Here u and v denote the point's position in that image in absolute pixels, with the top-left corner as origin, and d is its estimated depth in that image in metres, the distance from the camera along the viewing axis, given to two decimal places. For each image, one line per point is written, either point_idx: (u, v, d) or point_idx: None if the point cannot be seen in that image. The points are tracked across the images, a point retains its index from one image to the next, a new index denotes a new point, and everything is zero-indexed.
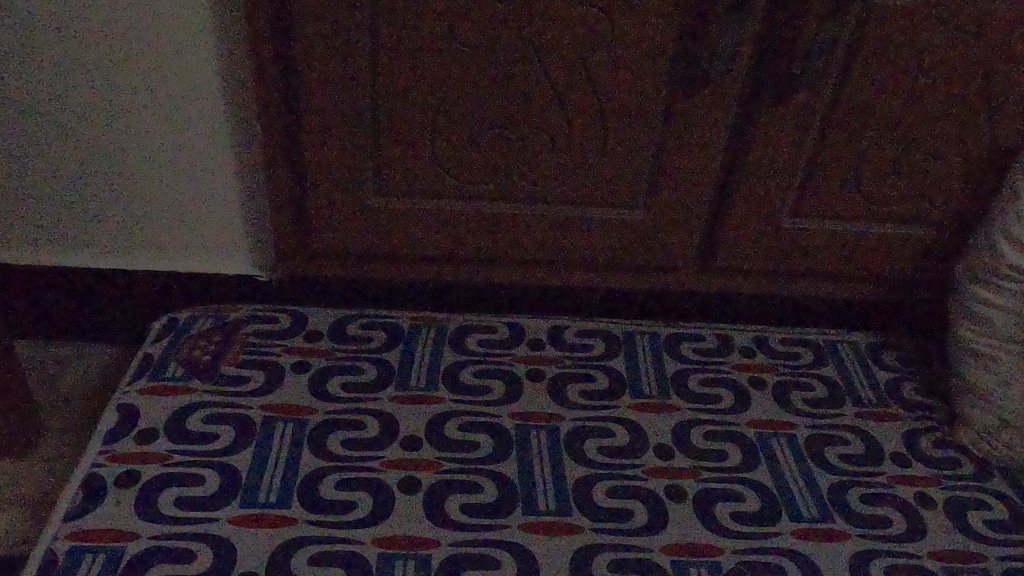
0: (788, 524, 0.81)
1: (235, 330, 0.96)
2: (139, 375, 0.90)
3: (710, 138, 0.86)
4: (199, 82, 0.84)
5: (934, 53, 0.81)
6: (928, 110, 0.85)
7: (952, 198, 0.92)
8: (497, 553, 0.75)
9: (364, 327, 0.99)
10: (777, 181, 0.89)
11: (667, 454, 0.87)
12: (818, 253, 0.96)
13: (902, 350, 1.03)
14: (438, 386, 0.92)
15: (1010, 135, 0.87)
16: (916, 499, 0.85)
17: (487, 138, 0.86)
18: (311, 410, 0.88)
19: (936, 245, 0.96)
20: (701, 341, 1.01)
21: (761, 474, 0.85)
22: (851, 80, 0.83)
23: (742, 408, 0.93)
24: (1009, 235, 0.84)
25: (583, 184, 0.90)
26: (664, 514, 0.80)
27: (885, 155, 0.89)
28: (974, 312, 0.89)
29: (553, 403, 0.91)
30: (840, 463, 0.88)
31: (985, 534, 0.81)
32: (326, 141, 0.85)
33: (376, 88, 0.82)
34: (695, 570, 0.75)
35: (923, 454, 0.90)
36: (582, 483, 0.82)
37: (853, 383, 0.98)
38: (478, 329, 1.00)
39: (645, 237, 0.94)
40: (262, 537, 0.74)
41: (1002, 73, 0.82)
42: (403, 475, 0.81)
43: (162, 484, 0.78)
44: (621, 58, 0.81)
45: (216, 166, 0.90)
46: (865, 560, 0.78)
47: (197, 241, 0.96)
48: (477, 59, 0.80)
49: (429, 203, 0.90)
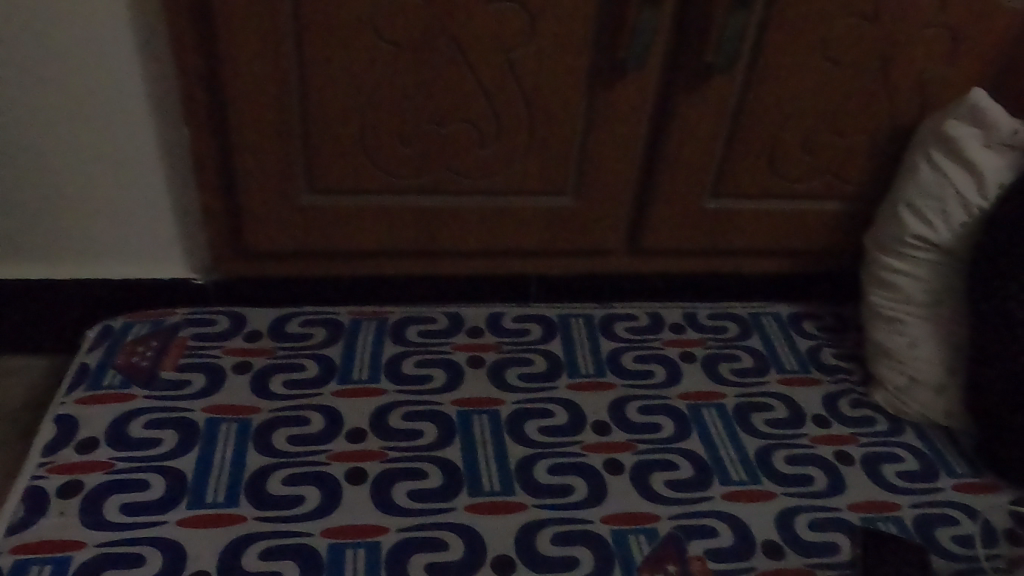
0: (719, 487, 0.85)
1: (173, 334, 0.96)
2: (77, 384, 0.89)
3: (632, 124, 0.90)
4: (122, 86, 0.83)
5: (838, 38, 0.85)
6: (834, 92, 0.90)
7: (862, 173, 0.98)
8: (445, 535, 0.78)
9: (304, 325, 1.00)
10: (697, 164, 0.93)
11: (605, 429, 0.90)
12: (740, 231, 1.01)
13: (822, 319, 1.09)
14: (381, 377, 0.94)
15: (909, 112, 0.93)
16: (837, 456, 0.91)
17: (417, 135, 0.88)
18: (254, 408, 0.89)
19: (849, 218, 1.02)
20: (634, 320, 1.06)
21: (694, 443, 0.90)
22: (762, 66, 0.87)
23: (674, 381, 0.98)
24: (911, 208, 0.92)
25: (515, 175, 0.92)
26: (604, 486, 0.84)
27: (798, 135, 0.93)
28: (886, 281, 0.96)
29: (493, 388, 0.94)
30: (766, 428, 0.93)
31: (898, 485, 0.88)
32: (255, 142, 0.85)
33: (303, 88, 0.83)
34: (634, 538, 0.79)
35: (842, 414, 0.96)
36: (525, 462, 0.86)
37: (776, 351, 1.04)
38: (419, 321, 1.02)
39: (575, 224, 0.97)
40: (213, 537, 0.76)
41: (899, 55, 0.87)
42: (350, 466, 0.83)
43: (108, 492, 0.79)
44: (543, 51, 0.83)
45: (144, 170, 0.89)
46: (791, 516, 0.83)
47: (129, 246, 0.95)
48: (402, 56, 0.81)
49: (362, 200, 0.92)
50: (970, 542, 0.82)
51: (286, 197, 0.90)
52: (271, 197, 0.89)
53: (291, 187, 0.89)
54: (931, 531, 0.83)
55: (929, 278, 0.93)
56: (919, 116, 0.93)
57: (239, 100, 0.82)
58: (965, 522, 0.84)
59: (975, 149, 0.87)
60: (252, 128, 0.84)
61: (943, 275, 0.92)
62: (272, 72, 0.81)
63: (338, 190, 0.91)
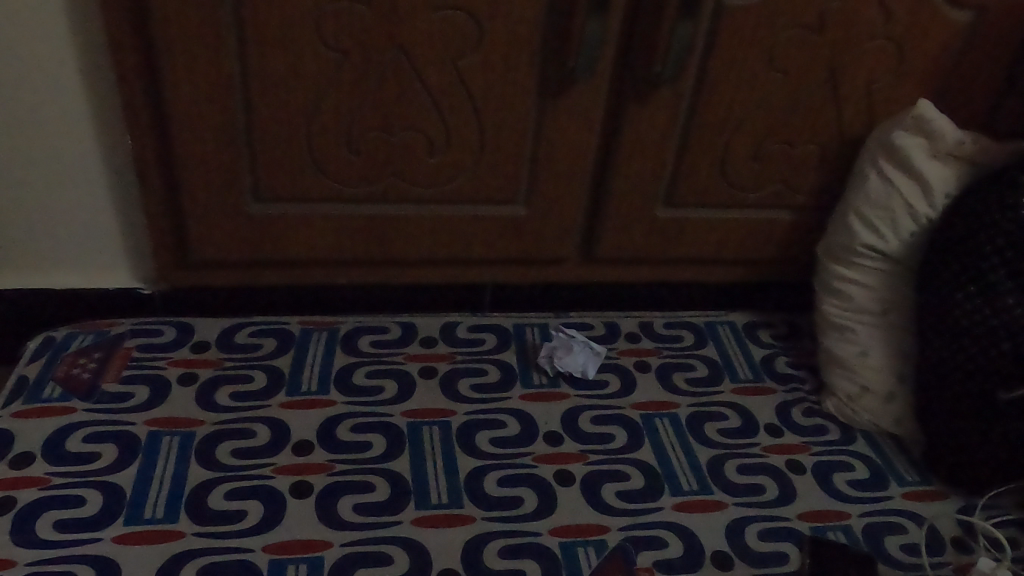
0: (670, 498, 0.85)
1: (117, 346, 0.94)
2: (15, 398, 0.87)
3: (582, 132, 0.89)
4: (61, 93, 0.81)
5: (786, 48, 0.86)
6: (787, 101, 0.90)
7: (813, 182, 0.99)
8: (390, 550, 0.76)
9: (254, 335, 0.98)
10: (648, 175, 0.94)
11: (556, 440, 0.90)
12: (693, 240, 1.01)
13: (776, 328, 1.10)
14: (330, 389, 0.92)
15: (858, 122, 0.94)
16: (788, 466, 0.91)
17: (364, 143, 0.86)
18: (199, 421, 0.87)
19: (801, 227, 1.03)
20: (589, 329, 1.06)
21: (646, 453, 0.90)
22: (712, 76, 0.87)
23: (628, 391, 0.97)
24: (861, 217, 0.92)
25: (465, 182, 0.92)
26: (554, 498, 0.83)
27: (748, 144, 0.94)
28: (836, 289, 0.96)
29: (445, 399, 0.93)
30: (719, 437, 0.93)
31: (848, 493, 0.88)
32: (198, 148, 0.84)
33: (248, 95, 0.81)
34: (583, 550, 0.79)
35: (794, 423, 0.96)
36: (474, 474, 0.85)
37: (730, 360, 1.04)
38: (371, 331, 1.01)
39: (528, 232, 0.97)
40: (148, 554, 0.74)
41: (846, 67, 0.88)
42: (294, 480, 0.82)
43: (40, 509, 0.76)
44: (490, 59, 0.82)
45: (84, 177, 0.87)
46: (741, 526, 0.83)
47: (71, 255, 0.93)
48: (348, 63, 0.80)
49: (309, 209, 0.90)
50: (917, 550, 0.83)
51: (232, 206, 0.88)
52: (215, 206, 0.88)
53: (236, 197, 0.88)
54: (879, 540, 0.83)
55: (879, 287, 0.93)
56: (867, 126, 0.94)
57: (180, 107, 0.81)
58: (913, 530, 0.85)
59: (921, 158, 0.88)
60: (195, 136, 0.83)
61: (893, 284, 0.93)
62: (213, 79, 0.79)
63: (284, 199, 0.89)
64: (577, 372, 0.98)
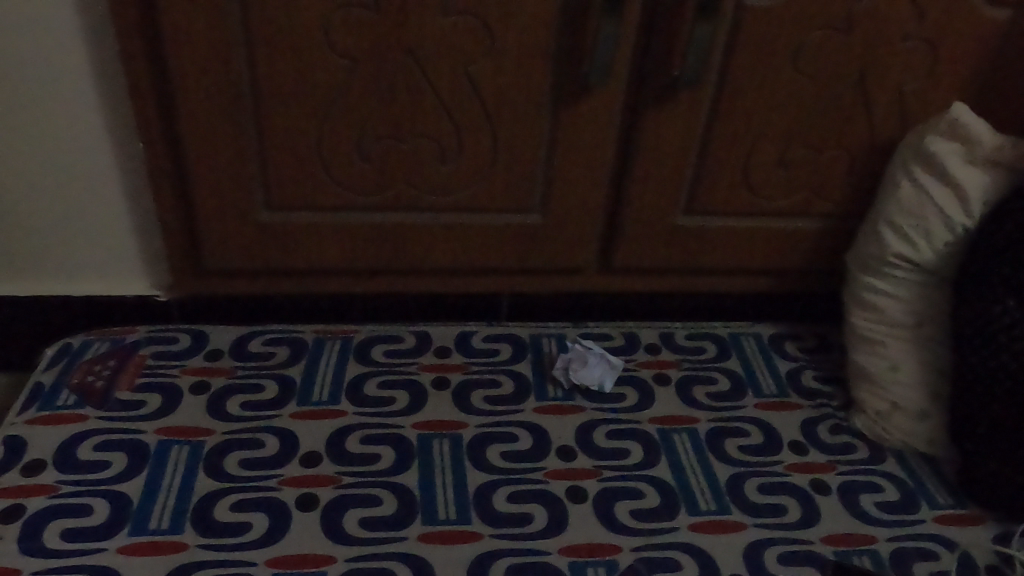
0: (686, 518, 0.82)
1: (132, 353, 0.95)
2: (30, 405, 0.87)
3: (599, 137, 0.87)
4: (76, 102, 0.82)
5: (812, 50, 0.82)
6: (814, 104, 0.87)
7: (842, 189, 0.94)
8: (395, 566, 0.75)
9: (267, 343, 0.98)
10: (667, 182, 0.91)
11: (569, 455, 0.87)
12: (716, 249, 0.98)
13: (803, 340, 1.06)
14: (341, 400, 0.91)
15: (889, 126, 0.89)
16: (812, 486, 0.87)
17: (376, 150, 0.85)
18: (209, 431, 0.86)
19: (830, 236, 0.99)
20: (608, 340, 1.03)
21: (662, 469, 0.87)
22: (734, 79, 0.83)
23: (646, 405, 0.94)
24: (892, 227, 0.88)
25: (478, 190, 0.90)
26: (565, 516, 0.81)
27: (773, 150, 0.90)
28: (866, 302, 0.92)
29: (456, 411, 0.91)
30: (739, 455, 0.89)
31: (875, 516, 0.84)
32: (210, 156, 0.83)
33: (258, 102, 0.81)
34: (593, 571, 0.76)
35: (820, 440, 0.92)
36: (483, 490, 0.83)
37: (754, 373, 1.00)
38: (385, 340, 1.00)
39: (545, 241, 0.95)
40: (152, 565, 0.73)
41: (876, 69, 0.84)
42: (301, 492, 0.81)
43: (49, 517, 0.76)
44: (503, 64, 0.80)
45: (99, 186, 0.88)
46: (760, 549, 0.80)
47: (88, 262, 0.94)
48: (357, 70, 0.79)
49: (321, 217, 0.89)
50: None
51: (244, 214, 0.88)
52: (227, 214, 0.88)
53: (248, 204, 0.87)
54: (907, 566, 0.79)
55: (912, 299, 0.89)
56: (899, 131, 0.90)
57: (191, 115, 0.81)
58: (945, 557, 0.80)
59: (956, 165, 0.84)
60: (207, 143, 0.82)
61: (926, 297, 0.88)
62: (224, 87, 0.79)
63: (297, 207, 0.89)
64: (592, 384, 0.96)
